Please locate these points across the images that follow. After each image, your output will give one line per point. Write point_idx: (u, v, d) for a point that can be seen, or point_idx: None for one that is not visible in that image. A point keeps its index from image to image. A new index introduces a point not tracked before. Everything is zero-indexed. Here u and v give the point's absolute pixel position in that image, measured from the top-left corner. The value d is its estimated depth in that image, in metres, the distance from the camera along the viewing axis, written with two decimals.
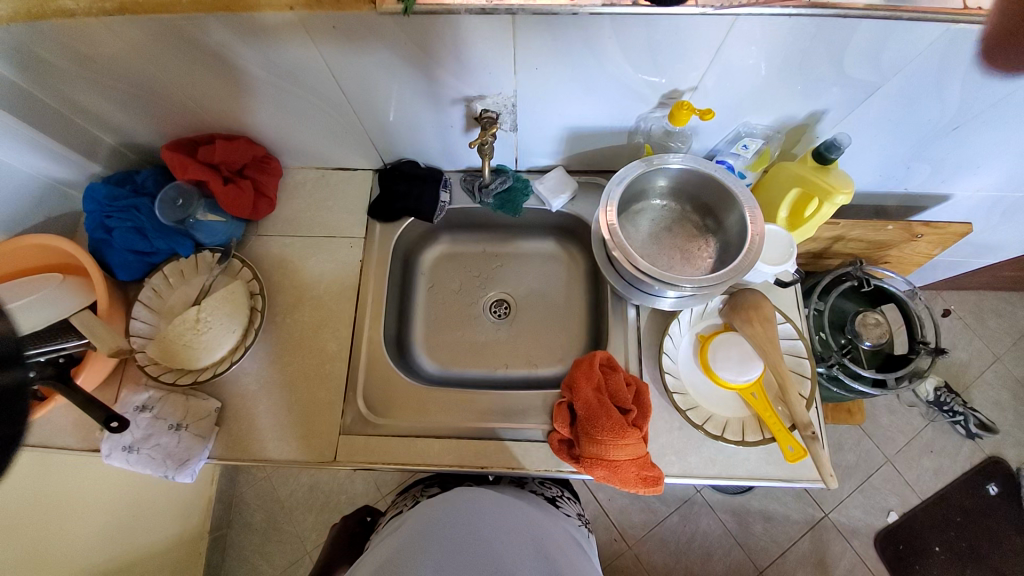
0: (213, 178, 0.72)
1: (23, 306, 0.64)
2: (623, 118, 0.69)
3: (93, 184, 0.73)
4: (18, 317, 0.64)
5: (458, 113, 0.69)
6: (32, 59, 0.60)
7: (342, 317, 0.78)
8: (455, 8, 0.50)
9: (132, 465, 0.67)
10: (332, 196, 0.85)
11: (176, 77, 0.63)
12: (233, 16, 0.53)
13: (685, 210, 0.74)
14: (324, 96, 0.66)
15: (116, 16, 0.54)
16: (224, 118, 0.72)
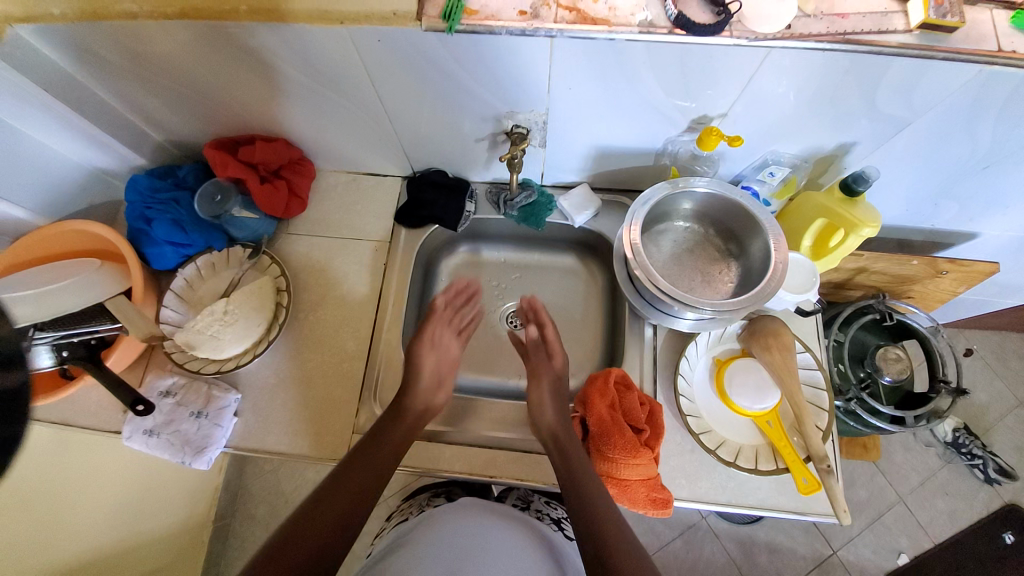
0: (251, 177, 0.75)
1: (30, 297, 0.64)
2: (651, 140, 0.70)
3: (137, 176, 0.76)
4: (20, 306, 0.63)
5: (489, 128, 0.71)
6: (93, 55, 0.64)
7: (363, 318, 0.80)
8: (497, 30, 0.52)
9: (149, 448, 0.69)
10: (361, 200, 0.87)
11: (223, 78, 0.66)
12: (282, 26, 0.56)
13: (707, 234, 0.75)
14: (361, 104, 0.69)
15: (174, 20, 0.57)
16: (265, 120, 0.75)
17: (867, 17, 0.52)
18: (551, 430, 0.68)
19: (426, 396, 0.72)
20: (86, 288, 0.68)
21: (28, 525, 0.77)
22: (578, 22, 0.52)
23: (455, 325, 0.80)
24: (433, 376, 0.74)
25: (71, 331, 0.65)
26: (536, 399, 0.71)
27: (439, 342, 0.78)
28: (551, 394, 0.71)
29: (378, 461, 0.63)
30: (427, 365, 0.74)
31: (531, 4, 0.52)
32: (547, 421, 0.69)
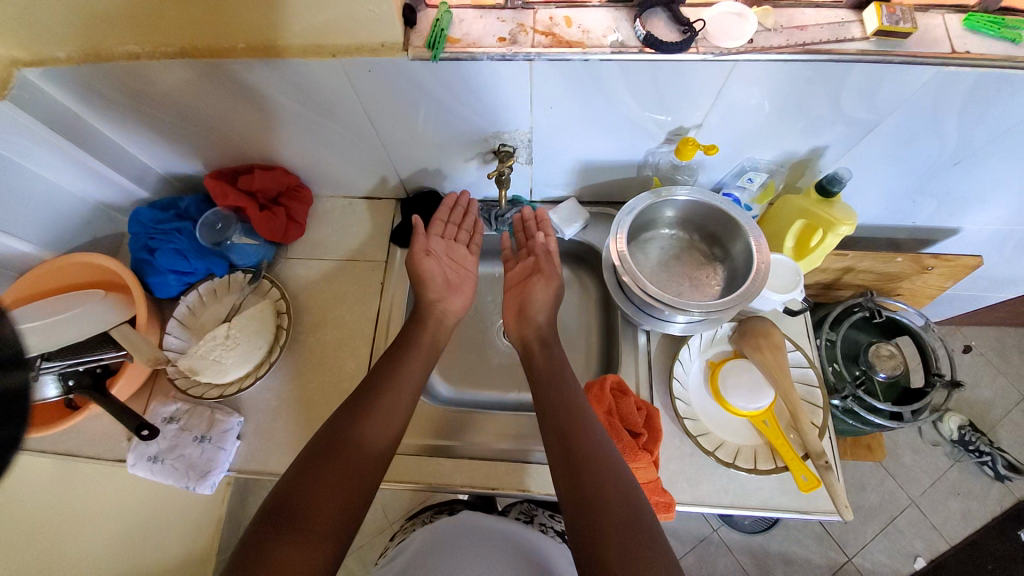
0: (250, 205, 0.78)
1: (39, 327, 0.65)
2: (632, 153, 0.73)
3: (140, 209, 0.79)
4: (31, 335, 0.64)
5: (477, 148, 0.74)
6: (101, 96, 0.68)
7: (362, 337, 0.81)
8: (479, 55, 0.56)
9: (154, 475, 0.70)
10: (357, 223, 0.90)
11: (222, 112, 0.70)
12: (278, 61, 0.59)
13: (693, 240, 0.77)
14: (355, 131, 0.72)
15: (176, 59, 0.60)
16: (263, 150, 0.78)
17: (824, 28, 0.56)
18: (542, 332, 0.73)
19: (439, 307, 0.75)
20: (95, 317, 0.69)
21: (31, 562, 0.77)
22: (554, 46, 0.55)
23: (460, 237, 0.81)
24: (442, 279, 0.77)
25: (76, 360, 0.67)
26: (536, 302, 0.74)
27: (443, 249, 0.79)
28: (552, 296, 0.75)
29: (393, 408, 0.63)
30: (432, 272, 0.76)
31: (509, 31, 0.56)
32: (538, 324, 0.73)
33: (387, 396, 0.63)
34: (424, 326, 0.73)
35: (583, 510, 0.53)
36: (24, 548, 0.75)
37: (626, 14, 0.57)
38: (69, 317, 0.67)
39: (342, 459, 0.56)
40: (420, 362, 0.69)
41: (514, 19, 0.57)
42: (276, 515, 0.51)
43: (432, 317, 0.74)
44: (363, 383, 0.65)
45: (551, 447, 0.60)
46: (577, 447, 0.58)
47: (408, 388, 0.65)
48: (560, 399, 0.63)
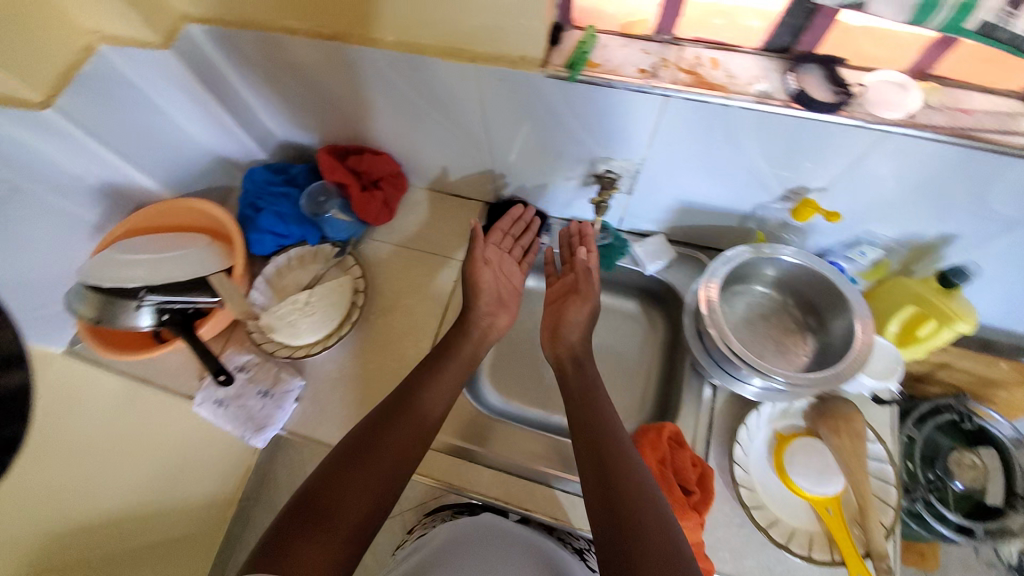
0: (353, 183, 0.82)
1: (147, 261, 0.71)
2: (741, 203, 0.71)
3: (256, 169, 0.86)
4: (140, 267, 0.71)
5: (579, 169, 0.74)
6: (249, 61, 0.73)
7: (426, 329, 0.83)
8: (617, 84, 0.55)
9: (217, 416, 0.75)
10: (443, 218, 0.91)
11: (351, 94, 0.73)
12: (418, 56, 0.61)
13: (786, 303, 0.74)
14: (467, 132, 0.73)
15: (326, 40, 0.64)
16: (376, 135, 0.82)
17: (993, 116, 0.52)
18: (574, 350, 0.73)
19: (485, 321, 0.76)
20: (197, 261, 0.74)
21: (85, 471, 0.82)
22: (695, 86, 0.54)
23: (514, 252, 0.82)
24: (494, 293, 0.78)
25: (171, 298, 0.73)
26: (571, 319, 0.75)
27: (497, 258, 0.80)
28: (587, 316, 0.75)
29: (426, 414, 0.64)
30: (486, 283, 0.77)
31: (651, 64, 0.56)
32: (571, 344, 0.73)
33: (424, 399, 0.65)
34: (468, 339, 0.74)
35: (616, 555, 0.50)
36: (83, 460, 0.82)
37: (777, 67, 0.55)
38: (175, 257, 0.74)
39: (374, 459, 0.58)
40: (456, 372, 0.70)
41: (659, 52, 0.56)
42: (303, 512, 0.53)
43: (481, 332, 0.75)
44: (399, 387, 0.67)
45: (586, 478, 0.59)
46: (612, 485, 0.56)
47: (443, 395, 0.67)
48: (598, 421, 0.63)
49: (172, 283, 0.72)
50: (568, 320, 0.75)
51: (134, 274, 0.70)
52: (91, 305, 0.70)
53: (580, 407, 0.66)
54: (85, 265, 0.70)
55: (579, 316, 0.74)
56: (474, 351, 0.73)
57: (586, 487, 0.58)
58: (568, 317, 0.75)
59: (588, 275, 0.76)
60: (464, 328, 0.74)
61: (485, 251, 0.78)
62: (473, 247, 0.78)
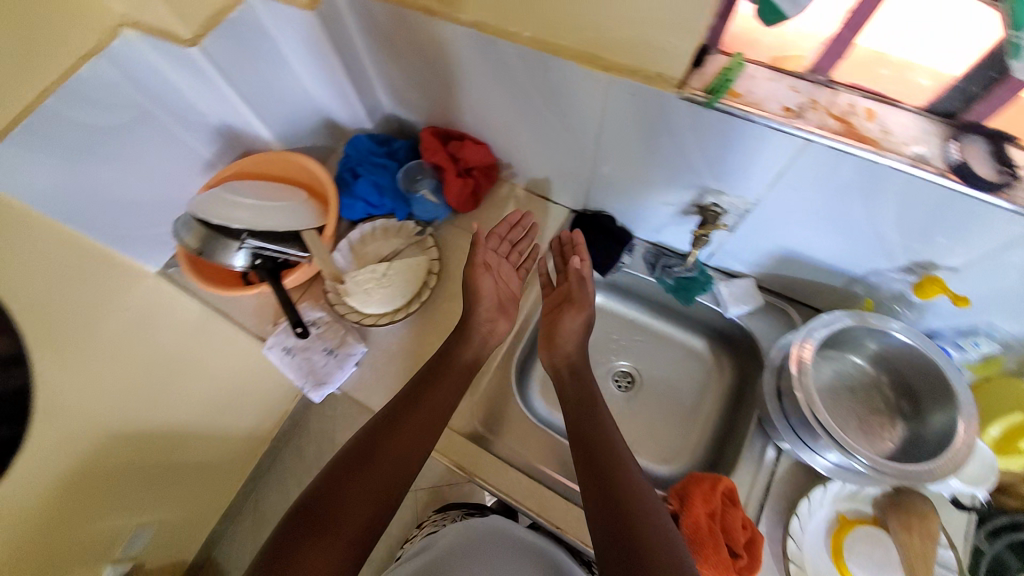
0: (450, 168, 0.83)
1: (250, 208, 0.76)
2: (854, 264, 0.68)
3: (362, 137, 0.89)
4: (242, 212, 0.75)
5: (683, 197, 0.71)
6: (381, 34, 0.75)
7: None
8: (757, 118, 0.53)
9: (282, 363, 0.80)
10: (525, 217, 0.90)
11: (471, 81, 0.74)
12: (552, 58, 0.61)
13: (879, 381, 0.73)
14: (576, 138, 0.72)
15: (462, 26, 0.64)
16: (482, 124, 0.82)
17: None
18: (571, 359, 0.76)
19: (485, 327, 0.76)
20: (293, 215, 0.79)
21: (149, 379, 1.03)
22: (844, 134, 0.51)
23: (511, 256, 0.81)
24: (493, 298, 0.77)
25: (267, 245, 0.77)
26: (567, 329, 0.76)
27: (496, 264, 0.79)
28: (581, 326, 0.76)
29: (421, 428, 0.67)
30: (487, 289, 0.76)
31: (798, 103, 0.53)
32: (568, 353, 0.75)
33: (418, 413, 0.67)
34: (465, 343, 0.74)
35: (616, 555, 0.54)
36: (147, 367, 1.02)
37: (941, 130, 0.51)
38: (276, 209, 0.78)
39: (372, 470, 0.63)
40: (456, 379, 0.72)
41: (808, 92, 0.53)
42: (305, 522, 0.58)
43: (479, 338, 0.75)
44: (398, 397, 0.70)
45: (586, 487, 0.62)
46: (608, 485, 0.60)
47: (440, 408, 0.69)
48: (599, 431, 0.66)
49: (268, 231, 0.76)
50: (563, 329, 0.76)
51: (237, 216, 0.74)
52: (195, 237, 0.76)
53: (579, 411, 0.70)
54: (195, 198, 0.75)
55: (574, 326, 0.75)
56: (478, 351, 0.75)
57: (585, 495, 0.62)
58: (563, 326, 0.76)
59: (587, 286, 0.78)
60: (462, 334, 0.75)
61: (487, 256, 0.77)
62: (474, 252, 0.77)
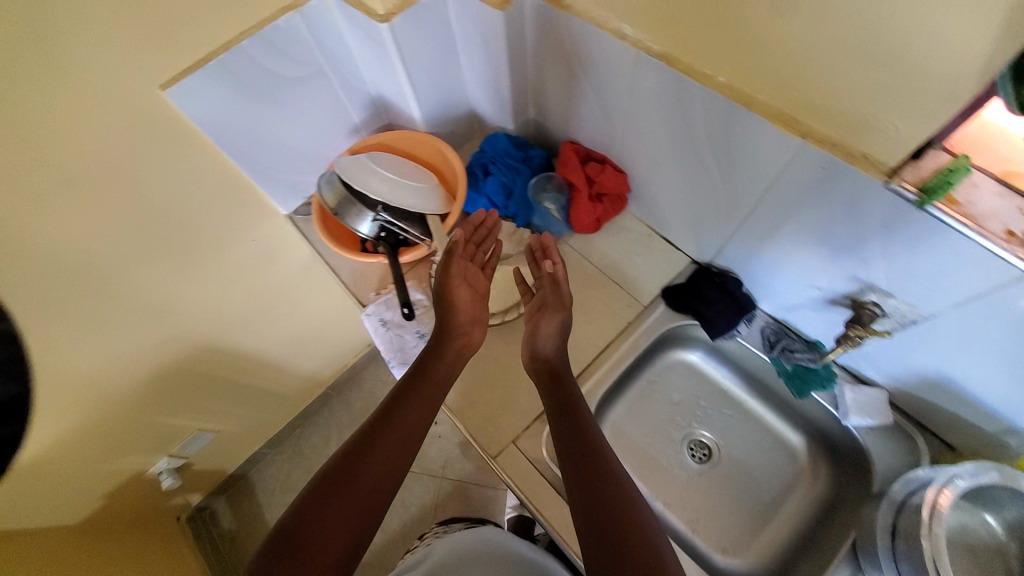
0: (583, 191, 0.82)
1: (389, 183, 0.79)
2: (1017, 414, 0.60)
3: (500, 135, 0.89)
4: (381, 186, 0.78)
5: (835, 285, 0.66)
6: (558, 45, 0.74)
7: (579, 354, 0.80)
8: (971, 233, 0.48)
9: (374, 333, 0.83)
10: (641, 254, 0.86)
11: (635, 110, 0.72)
12: (741, 110, 0.57)
13: (1008, 554, 0.62)
14: (730, 193, 0.68)
15: (651, 57, 0.62)
16: (628, 154, 0.80)
17: None
18: (552, 360, 0.74)
19: (462, 338, 0.77)
20: (424, 196, 0.81)
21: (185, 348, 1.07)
22: None
23: (478, 258, 0.82)
24: (469, 311, 0.79)
25: (395, 220, 0.80)
26: (545, 330, 0.75)
27: (464, 271, 0.80)
28: (558, 328, 0.75)
29: (399, 448, 0.67)
30: (462, 301, 0.78)
31: None
32: (548, 354, 0.74)
33: (398, 432, 0.67)
34: (439, 358, 0.74)
35: None
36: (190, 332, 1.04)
37: None
38: (410, 189, 0.81)
39: (349, 491, 0.61)
40: (431, 396, 0.72)
41: None
42: (281, 552, 0.56)
43: (455, 352, 0.76)
44: (376, 414, 0.70)
45: (580, 514, 0.59)
46: (599, 508, 0.59)
47: (417, 423, 0.69)
48: (590, 455, 0.64)
49: (400, 207, 0.79)
50: (541, 334, 0.75)
51: (375, 186, 0.77)
52: (334, 196, 0.80)
53: (561, 422, 0.67)
54: (341, 160, 0.79)
55: (550, 329, 0.75)
56: (455, 362, 0.75)
57: (581, 520, 0.59)
58: (540, 331, 0.75)
59: (562, 294, 0.78)
60: (439, 350, 0.75)
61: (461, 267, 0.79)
62: (449, 264, 0.78)
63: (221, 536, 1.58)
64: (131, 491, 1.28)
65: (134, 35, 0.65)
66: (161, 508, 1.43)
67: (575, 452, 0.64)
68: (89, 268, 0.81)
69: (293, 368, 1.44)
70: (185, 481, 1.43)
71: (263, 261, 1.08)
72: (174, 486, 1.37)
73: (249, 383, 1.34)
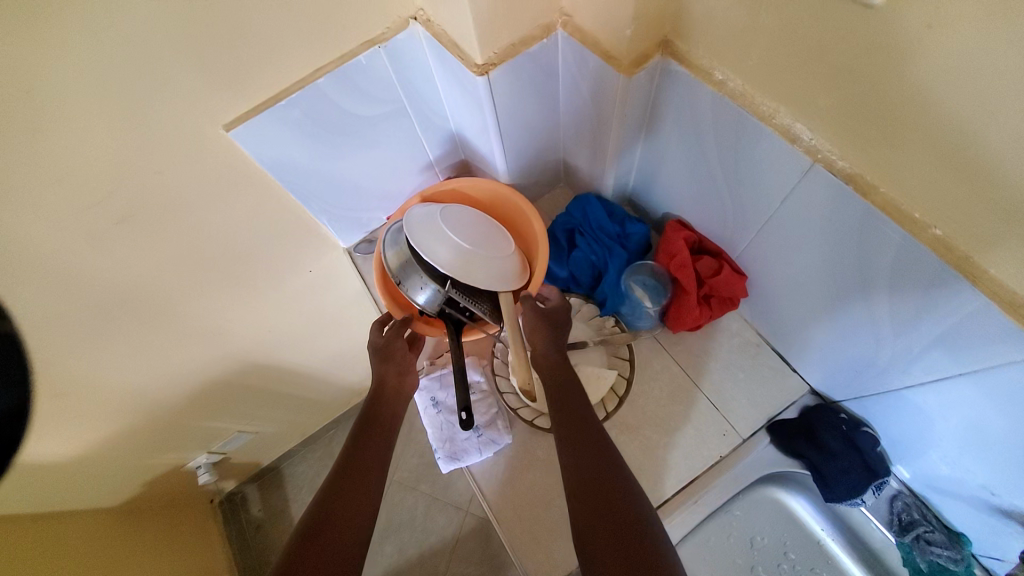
0: (692, 294, 0.69)
1: (450, 253, 0.66)
2: None
3: (593, 201, 0.77)
4: (441, 253, 0.65)
5: (1013, 500, 0.53)
6: (691, 122, 0.59)
7: (656, 485, 0.69)
8: None
9: (423, 412, 0.76)
10: (745, 371, 0.72)
11: (781, 223, 0.57)
12: (959, 280, 0.42)
13: None
14: (895, 347, 0.54)
15: (829, 177, 0.47)
16: (754, 260, 0.65)
17: None
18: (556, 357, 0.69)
19: (395, 380, 0.73)
20: (499, 274, 0.69)
21: (208, 379, 1.03)
22: None
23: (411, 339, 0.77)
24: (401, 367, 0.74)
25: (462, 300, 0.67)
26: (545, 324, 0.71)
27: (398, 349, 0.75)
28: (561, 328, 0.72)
29: (363, 485, 0.63)
30: (395, 360, 0.74)
31: None
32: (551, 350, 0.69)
33: (357, 470, 0.64)
34: (380, 400, 0.72)
35: None
36: (219, 364, 1.01)
37: None
38: (478, 259, 0.67)
39: (321, 538, 0.57)
40: (386, 427, 0.70)
41: None
42: None
43: (392, 390, 0.72)
44: (340, 458, 0.66)
45: (594, 528, 0.52)
46: (614, 522, 0.52)
47: (372, 465, 0.65)
48: (601, 463, 0.57)
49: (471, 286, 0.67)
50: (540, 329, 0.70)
51: (444, 257, 0.65)
52: (396, 257, 0.69)
53: (571, 426, 0.61)
54: (414, 213, 0.68)
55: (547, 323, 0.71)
56: (399, 391, 0.73)
57: (593, 533, 0.51)
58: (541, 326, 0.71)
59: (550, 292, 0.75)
60: (376, 393, 0.72)
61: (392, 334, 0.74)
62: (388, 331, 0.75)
63: (249, 523, 1.61)
64: (172, 480, 1.30)
65: (204, 74, 0.56)
66: (197, 493, 1.47)
67: (584, 459, 0.58)
68: (142, 300, 0.76)
69: (335, 381, 1.41)
70: (220, 473, 1.43)
71: (317, 287, 1.03)
72: (211, 479, 1.38)
73: (288, 393, 1.30)
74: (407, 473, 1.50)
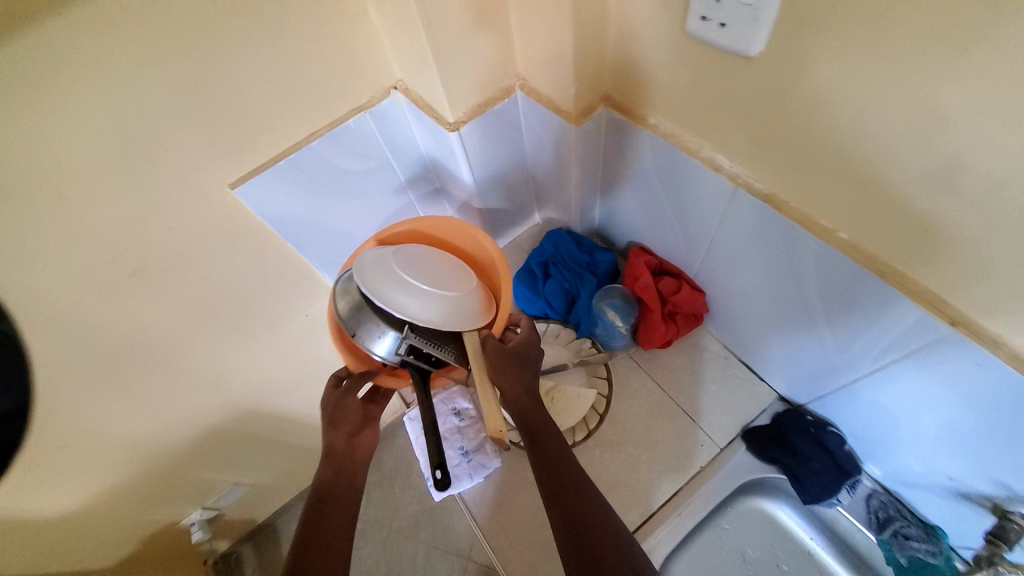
0: (657, 311, 0.75)
1: (410, 300, 0.68)
2: None
3: (563, 234, 0.85)
4: (400, 301, 0.67)
5: (969, 482, 0.56)
6: (636, 160, 0.68)
7: (641, 499, 0.71)
8: None
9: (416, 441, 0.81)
10: (715, 382, 0.77)
11: (723, 241, 0.64)
12: (868, 275, 0.48)
13: None
14: (837, 345, 0.59)
15: (751, 197, 0.55)
16: (709, 278, 0.72)
17: None
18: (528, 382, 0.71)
19: (346, 444, 0.76)
20: (463, 312, 0.71)
21: (208, 428, 1.06)
22: None
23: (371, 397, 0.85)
24: (351, 429, 0.77)
25: (422, 344, 0.68)
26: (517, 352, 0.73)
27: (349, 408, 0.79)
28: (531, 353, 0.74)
29: (332, 546, 0.66)
30: (343, 426, 0.77)
31: None
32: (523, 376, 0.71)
33: (323, 533, 0.67)
34: (331, 467, 0.74)
35: None
36: (219, 411, 1.04)
37: None
38: (444, 300, 0.70)
39: None
40: (344, 488, 0.73)
41: None
42: None
43: (342, 454, 0.75)
44: (302, 526, 0.68)
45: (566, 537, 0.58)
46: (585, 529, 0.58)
47: (337, 525, 0.68)
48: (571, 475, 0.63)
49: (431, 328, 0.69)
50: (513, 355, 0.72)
51: (402, 303, 0.67)
52: (351, 309, 0.70)
53: (543, 443, 0.67)
54: (364, 257, 0.70)
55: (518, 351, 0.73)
56: (350, 452, 0.76)
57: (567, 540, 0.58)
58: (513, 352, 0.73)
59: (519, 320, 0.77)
60: (327, 461, 0.75)
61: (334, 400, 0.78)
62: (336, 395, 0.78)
63: None
64: (167, 542, 1.28)
65: (214, 142, 0.66)
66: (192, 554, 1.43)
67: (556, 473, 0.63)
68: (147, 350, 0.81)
69: None
70: (215, 531, 1.41)
71: (313, 331, 1.08)
72: (206, 537, 1.35)
73: (285, 441, 1.31)
74: (405, 520, 1.46)
